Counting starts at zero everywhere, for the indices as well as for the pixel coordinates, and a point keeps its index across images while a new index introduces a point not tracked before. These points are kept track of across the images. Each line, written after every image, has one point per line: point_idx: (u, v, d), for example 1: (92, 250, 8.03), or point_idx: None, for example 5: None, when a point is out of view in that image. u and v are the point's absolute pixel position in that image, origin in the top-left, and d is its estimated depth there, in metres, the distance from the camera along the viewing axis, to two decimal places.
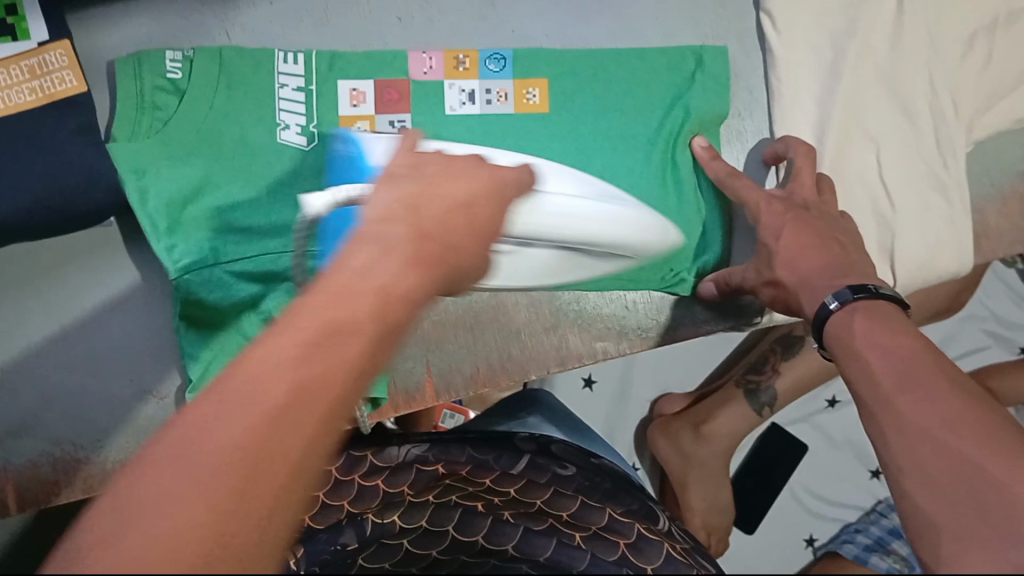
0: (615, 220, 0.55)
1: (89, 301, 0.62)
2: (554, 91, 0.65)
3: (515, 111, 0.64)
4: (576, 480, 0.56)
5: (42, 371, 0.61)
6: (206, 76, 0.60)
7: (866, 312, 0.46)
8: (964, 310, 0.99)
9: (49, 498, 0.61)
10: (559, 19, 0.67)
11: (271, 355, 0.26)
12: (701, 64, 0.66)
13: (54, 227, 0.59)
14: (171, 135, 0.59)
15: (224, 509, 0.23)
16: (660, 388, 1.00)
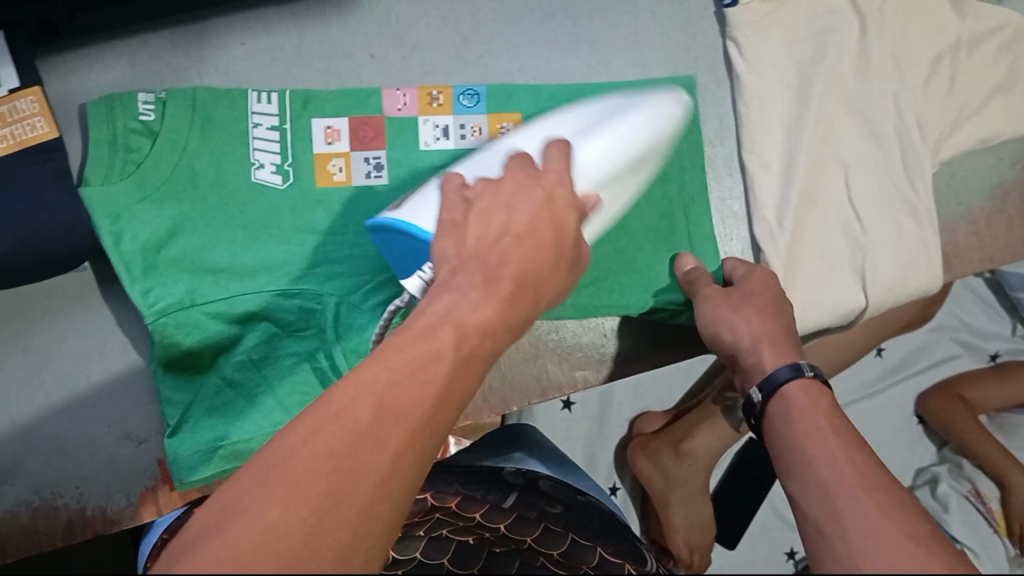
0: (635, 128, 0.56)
1: (66, 346, 0.61)
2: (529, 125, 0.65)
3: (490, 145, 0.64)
4: (565, 516, 0.57)
5: (20, 418, 0.60)
6: (178, 118, 0.60)
7: (810, 391, 0.46)
8: (936, 321, 1.01)
9: (30, 547, 0.60)
10: (531, 52, 0.67)
11: (329, 438, 0.31)
12: None
13: (27, 273, 0.58)
14: (147, 176, 0.59)
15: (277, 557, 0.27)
16: (638, 407, 1.00)
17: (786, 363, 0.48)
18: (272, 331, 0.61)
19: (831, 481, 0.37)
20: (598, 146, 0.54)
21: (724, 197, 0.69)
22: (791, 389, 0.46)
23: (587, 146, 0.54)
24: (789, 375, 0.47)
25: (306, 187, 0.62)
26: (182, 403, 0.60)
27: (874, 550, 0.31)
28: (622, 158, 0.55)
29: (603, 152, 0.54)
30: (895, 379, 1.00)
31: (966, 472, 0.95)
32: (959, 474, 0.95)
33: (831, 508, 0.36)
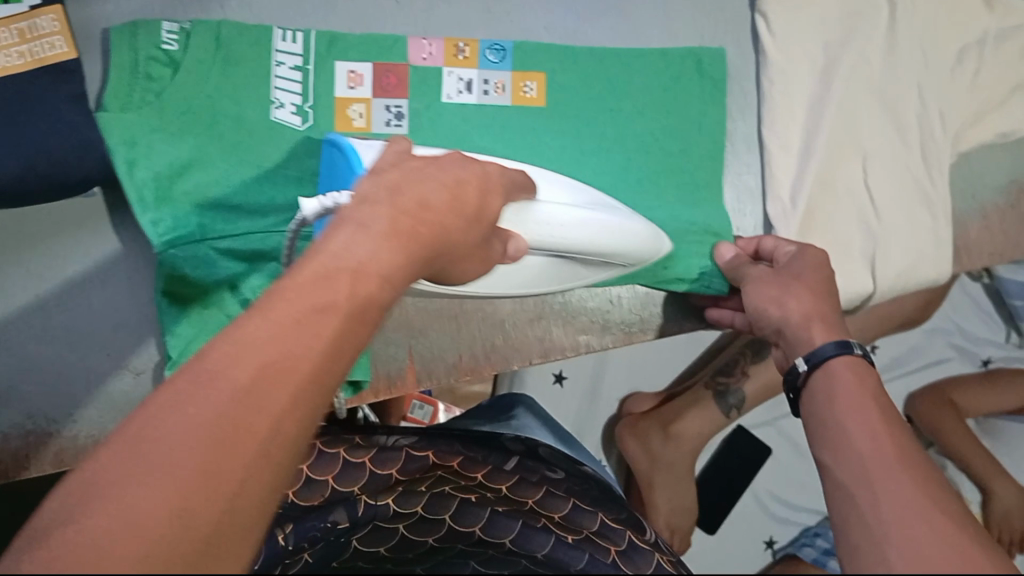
0: (612, 231, 0.54)
1: (69, 270, 0.60)
2: (551, 85, 0.65)
3: (512, 104, 0.64)
4: (567, 483, 0.57)
5: (18, 342, 0.60)
6: (202, 50, 0.60)
7: (852, 368, 0.43)
8: (930, 323, 1.01)
9: (17, 472, 0.59)
10: (560, 12, 0.67)
11: (249, 332, 0.26)
12: (700, 69, 0.67)
13: (33, 195, 0.57)
14: (163, 105, 0.58)
15: (178, 492, 0.23)
16: (629, 387, 1.00)
17: (829, 339, 0.46)
18: (280, 272, 0.60)
19: (844, 449, 0.37)
20: (575, 218, 0.52)
21: (740, 172, 0.69)
22: (835, 363, 0.43)
23: (557, 215, 0.51)
24: (835, 351, 0.44)
25: (324, 130, 0.61)
26: (184, 338, 0.58)
27: (885, 513, 0.32)
28: (581, 241, 0.53)
29: (572, 224, 0.52)
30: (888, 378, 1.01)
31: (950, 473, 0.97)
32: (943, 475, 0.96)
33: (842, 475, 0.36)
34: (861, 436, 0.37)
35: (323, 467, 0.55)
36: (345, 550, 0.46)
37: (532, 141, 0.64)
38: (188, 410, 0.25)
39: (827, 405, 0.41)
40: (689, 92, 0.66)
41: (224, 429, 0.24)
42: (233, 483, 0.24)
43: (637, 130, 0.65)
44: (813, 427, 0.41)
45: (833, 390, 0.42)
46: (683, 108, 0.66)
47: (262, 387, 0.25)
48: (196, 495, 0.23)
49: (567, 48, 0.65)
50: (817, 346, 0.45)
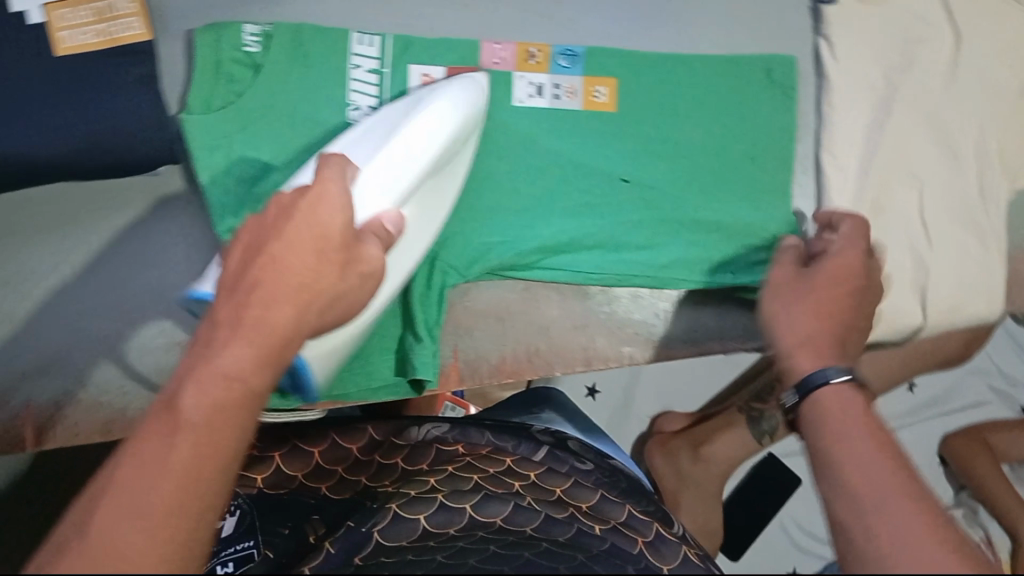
0: (434, 128, 0.55)
1: (135, 245, 0.62)
2: (622, 91, 0.66)
3: (583, 108, 0.65)
4: (595, 475, 0.57)
5: (74, 312, 0.61)
6: (282, 52, 0.61)
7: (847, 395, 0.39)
8: (970, 362, 1.02)
9: (66, 440, 0.60)
10: (621, 24, 0.68)
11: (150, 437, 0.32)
12: (771, 77, 0.67)
13: (100, 172, 0.58)
14: (246, 92, 0.60)
15: (100, 562, 0.28)
16: (661, 405, 1.00)
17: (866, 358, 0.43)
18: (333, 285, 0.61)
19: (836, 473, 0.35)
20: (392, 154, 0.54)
21: (795, 194, 0.69)
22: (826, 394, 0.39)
23: (371, 172, 0.52)
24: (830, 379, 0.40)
25: None
26: None
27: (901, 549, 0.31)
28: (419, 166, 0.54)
29: (393, 166, 0.53)
30: (921, 417, 1.03)
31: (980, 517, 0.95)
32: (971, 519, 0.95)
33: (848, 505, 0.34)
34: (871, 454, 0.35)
35: (356, 471, 0.57)
36: (368, 541, 0.47)
37: (597, 146, 0.65)
38: (105, 502, 0.30)
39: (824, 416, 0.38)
40: (752, 99, 0.66)
41: (131, 507, 0.30)
42: (146, 554, 0.29)
43: (700, 140, 0.66)
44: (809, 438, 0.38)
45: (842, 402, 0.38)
46: (752, 123, 0.66)
47: (162, 476, 0.31)
48: (127, 569, 0.28)
49: (635, 55, 0.66)
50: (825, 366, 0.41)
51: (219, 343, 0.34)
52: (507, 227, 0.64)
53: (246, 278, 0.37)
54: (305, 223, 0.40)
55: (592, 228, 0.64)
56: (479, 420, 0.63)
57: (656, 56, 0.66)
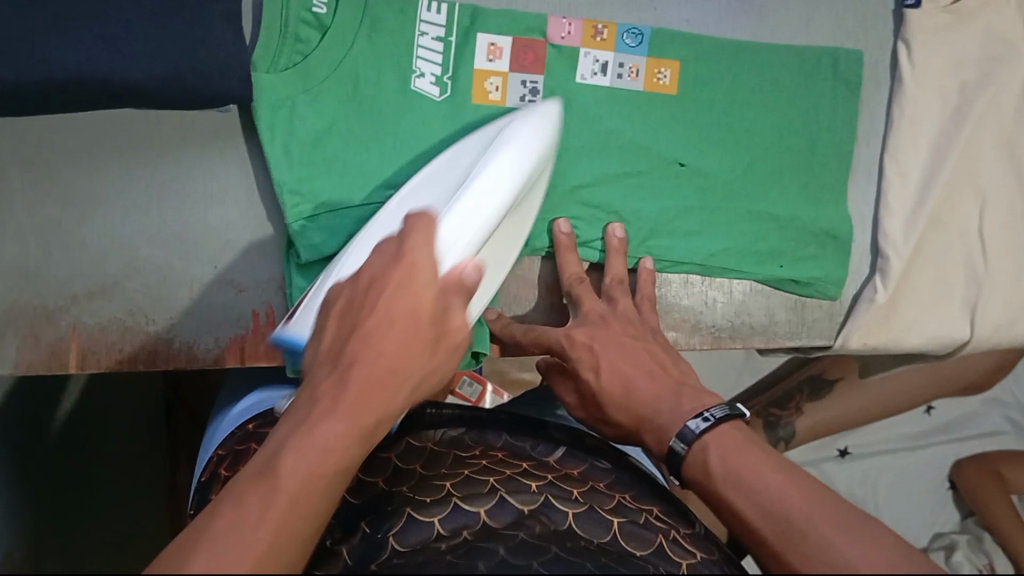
0: (500, 172, 0.54)
1: (196, 181, 0.61)
2: (686, 75, 0.65)
3: (644, 90, 0.64)
4: (615, 476, 0.57)
5: (128, 240, 0.60)
6: (350, 15, 0.60)
7: (719, 442, 0.47)
8: (990, 393, 1.02)
9: (111, 365, 0.61)
10: (703, 5, 0.66)
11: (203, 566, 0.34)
12: (836, 71, 0.66)
13: (173, 102, 0.57)
14: (312, 51, 0.60)
15: None
16: None
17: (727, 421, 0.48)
18: None
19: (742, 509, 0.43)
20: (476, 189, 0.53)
21: (856, 197, 0.68)
22: (707, 441, 0.47)
23: (460, 207, 0.52)
24: (696, 435, 0.48)
25: (461, 102, 0.63)
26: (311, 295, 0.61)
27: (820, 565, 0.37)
28: (500, 208, 0.54)
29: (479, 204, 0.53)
30: (936, 439, 1.03)
31: (984, 546, 0.94)
32: (977, 547, 0.94)
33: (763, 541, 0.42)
34: (781, 496, 0.42)
35: (374, 472, 0.55)
36: (382, 548, 0.47)
37: (659, 129, 0.65)
38: None
39: (711, 466, 0.46)
40: (822, 101, 0.66)
41: None
42: None
43: (758, 131, 0.66)
44: (709, 491, 0.46)
45: (731, 455, 0.46)
46: (817, 120, 0.66)
47: None
48: None
49: (703, 40, 0.65)
50: (681, 426, 0.49)
51: (312, 421, 0.39)
52: (563, 204, 0.64)
53: (344, 359, 0.41)
54: (396, 304, 0.41)
55: (642, 208, 0.64)
56: (496, 417, 0.63)
57: (722, 41, 0.65)
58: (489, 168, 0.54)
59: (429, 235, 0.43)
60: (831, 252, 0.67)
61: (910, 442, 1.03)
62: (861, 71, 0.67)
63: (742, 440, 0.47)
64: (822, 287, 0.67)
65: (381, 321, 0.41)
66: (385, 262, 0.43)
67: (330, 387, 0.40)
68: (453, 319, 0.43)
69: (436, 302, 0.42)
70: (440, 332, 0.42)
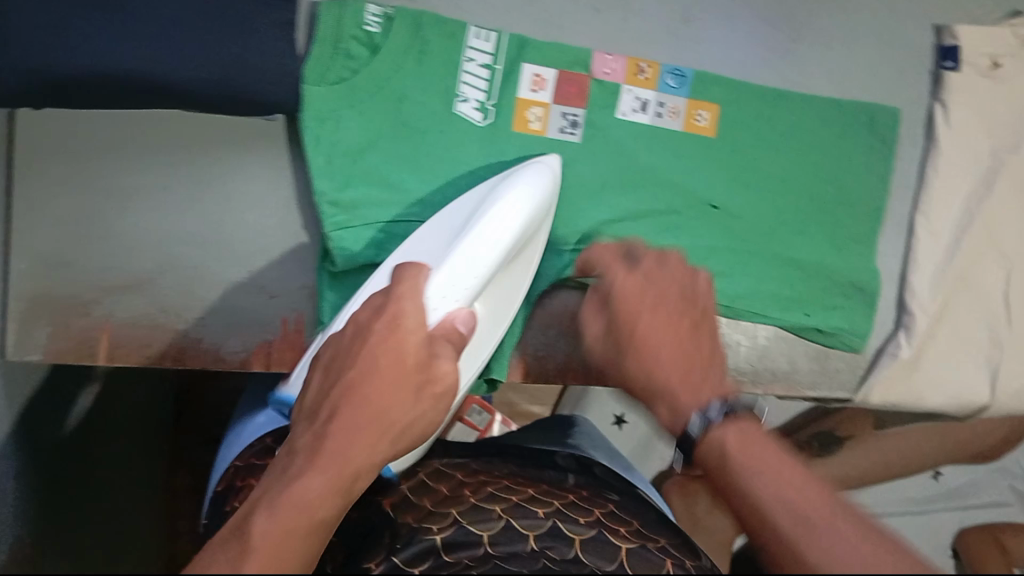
0: (495, 218, 0.55)
1: (238, 186, 0.62)
2: (723, 118, 0.66)
3: (682, 130, 0.65)
4: (623, 504, 0.57)
5: (167, 238, 0.61)
6: (402, 37, 0.62)
7: (734, 427, 0.42)
8: None
9: (138, 360, 0.61)
10: (745, 52, 0.67)
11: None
12: (874, 126, 0.67)
13: (222, 107, 0.59)
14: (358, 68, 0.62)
15: None
16: None
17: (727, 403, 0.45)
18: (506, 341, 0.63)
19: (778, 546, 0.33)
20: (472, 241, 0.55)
21: (884, 252, 0.69)
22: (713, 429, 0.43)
23: (457, 258, 0.54)
24: (714, 423, 0.43)
25: (502, 129, 0.63)
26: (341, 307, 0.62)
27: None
28: (493, 259, 0.55)
29: (474, 258, 0.54)
30: (941, 505, 1.00)
31: None
32: None
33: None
34: (836, 539, 0.31)
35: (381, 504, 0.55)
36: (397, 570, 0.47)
37: (694, 169, 0.65)
38: None
39: (735, 453, 0.40)
40: (857, 153, 0.67)
41: None
42: None
43: (791, 178, 0.67)
44: (752, 508, 0.36)
45: (784, 472, 0.37)
46: (850, 172, 0.67)
47: None
48: None
49: (741, 85, 0.66)
50: (702, 407, 0.45)
51: (301, 471, 0.40)
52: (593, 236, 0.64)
53: (329, 408, 0.43)
54: (381, 352, 0.45)
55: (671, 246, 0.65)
56: (504, 452, 0.63)
57: (761, 87, 0.66)
58: (492, 217, 0.56)
59: (414, 283, 0.50)
60: (856, 304, 0.67)
61: (915, 507, 1.00)
62: (897, 127, 0.68)
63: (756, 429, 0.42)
64: (847, 333, 0.67)
65: (367, 370, 0.44)
66: (371, 312, 0.48)
67: (313, 434, 0.42)
68: (438, 366, 0.46)
69: (423, 352, 0.46)
70: (424, 375, 0.45)
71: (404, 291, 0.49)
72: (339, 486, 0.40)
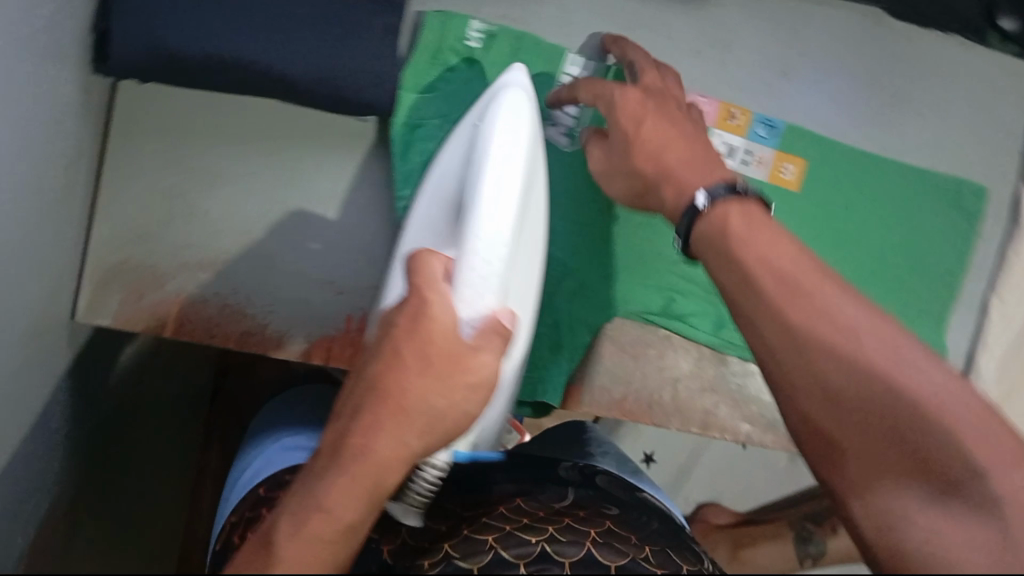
0: (506, 156, 0.48)
1: (322, 182, 0.63)
2: (809, 174, 0.66)
3: (767, 180, 0.65)
4: (632, 517, 0.53)
5: (248, 222, 0.62)
6: (500, 56, 0.62)
7: (740, 209, 0.43)
8: None
9: (203, 337, 0.62)
10: (840, 111, 0.67)
11: None
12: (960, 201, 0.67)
13: (319, 102, 0.59)
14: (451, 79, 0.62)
15: None
16: (710, 495, 0.98)
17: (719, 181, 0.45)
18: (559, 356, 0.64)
19: (860, 412, 0.36)
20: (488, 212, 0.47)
21: (955, 330, 0.68)
22: (723, 207, 0.43)
23: (479, 239, 0.46)
24: (723, 196, 0.44)
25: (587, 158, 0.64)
26: None
27: (896, 462, 0.35)
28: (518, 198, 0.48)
29: (501, 195, 0.47)
30: None
31: None
32: None
33: (880, 455, 0.35)
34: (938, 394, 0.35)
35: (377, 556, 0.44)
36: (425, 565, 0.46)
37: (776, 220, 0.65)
38: None
39: (747, 238, 0.41)
40: (939, 225, 0.67)
41: None
42: None
43: (870, 243, 0.66)
44: (804, 343, 0.38)
45: (833, 308, 0.38)
46: (929, 244, 0.67)
47: None
48: None
49: (831, 142, 0.66)
50: (706, 185, 0.45)
51: (319, 476, 0.34)
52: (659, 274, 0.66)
53: (348, 407, 0.37)
54: (407, 342, 0.38)
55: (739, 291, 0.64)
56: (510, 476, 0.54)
57: (855, 149, 0.66)
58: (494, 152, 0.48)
59: (430, 274, 0.42)
60: None
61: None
62: (983, 206, 0.67)
63: (762, 210, 0.44)
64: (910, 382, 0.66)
65: (392, 365, 0.37)
66: (400, 307, 0.40)
67: (333, 435, 0.36)
68: (473, 356, 0.39)
69: (451, 339, 0.39)
70: (455, 363, 0.38)
71: (422, 282, 0.41)
72: (367, 491, 0.34)
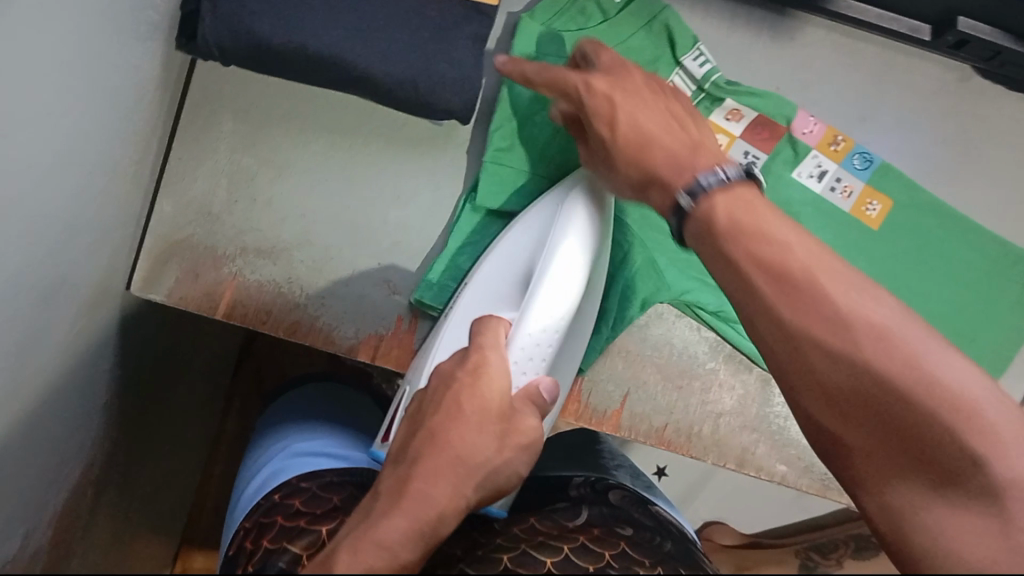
0: (574, 248, 0.54)
1: (388, 183, 0.63)
2: (892, 216, 0.64)
3: (849, 212, 0.64)
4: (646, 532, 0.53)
5: (310, 213, 0.62)
6: (633, 19, 0.63)
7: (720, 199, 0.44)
8: None
9: (254, 322, 0.61)
10: (913, 163, 0.66)
11: None
12: None
13: (398, 104, 0.59)
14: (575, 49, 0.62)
15: None
16: None
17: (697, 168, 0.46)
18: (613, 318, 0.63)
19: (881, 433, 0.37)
20: (548, 295, 0.53)
21: None
22: (714, 194, 0.44)
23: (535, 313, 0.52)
24: (704, 191, 0.44)
25: None
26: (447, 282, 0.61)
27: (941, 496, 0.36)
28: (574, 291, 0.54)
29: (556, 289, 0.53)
30: None
31: None
32: None
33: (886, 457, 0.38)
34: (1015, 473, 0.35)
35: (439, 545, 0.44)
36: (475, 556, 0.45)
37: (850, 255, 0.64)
38: None
39: (751, 248, 0.41)
40: (1007, 302, 0.65)
41: None
42: None
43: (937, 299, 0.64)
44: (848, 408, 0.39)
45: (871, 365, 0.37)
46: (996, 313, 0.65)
47: None
48: None
49: (918, 190, 0.65)
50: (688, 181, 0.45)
51: (379, 516, 0.34)
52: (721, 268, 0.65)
53: (407, 460, 0.38)
54: (466, 396, 0.40)
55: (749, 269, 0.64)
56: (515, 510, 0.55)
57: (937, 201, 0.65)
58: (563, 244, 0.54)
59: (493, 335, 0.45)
60: None
61: None
62: None
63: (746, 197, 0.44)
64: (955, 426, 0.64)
65: (449, 415, 0.39)
66: (454, 367, 0.43)
67: (393, 482, 0.37)
68: (522, 419, 0.42)
69: (506, 403, 0.41)
70: (510, 425, 0.41)
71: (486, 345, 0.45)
72: (421, 533, 0.34)
